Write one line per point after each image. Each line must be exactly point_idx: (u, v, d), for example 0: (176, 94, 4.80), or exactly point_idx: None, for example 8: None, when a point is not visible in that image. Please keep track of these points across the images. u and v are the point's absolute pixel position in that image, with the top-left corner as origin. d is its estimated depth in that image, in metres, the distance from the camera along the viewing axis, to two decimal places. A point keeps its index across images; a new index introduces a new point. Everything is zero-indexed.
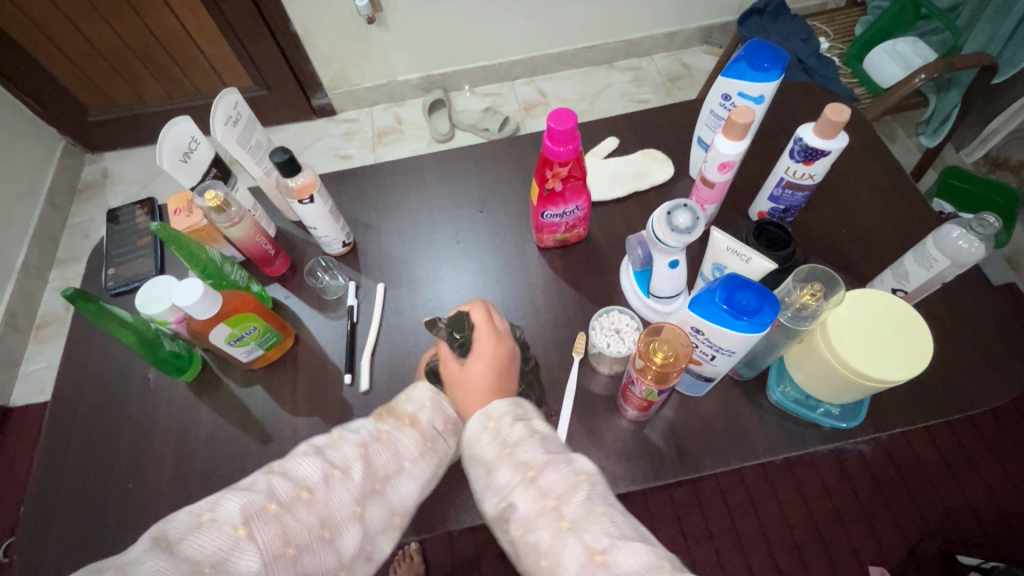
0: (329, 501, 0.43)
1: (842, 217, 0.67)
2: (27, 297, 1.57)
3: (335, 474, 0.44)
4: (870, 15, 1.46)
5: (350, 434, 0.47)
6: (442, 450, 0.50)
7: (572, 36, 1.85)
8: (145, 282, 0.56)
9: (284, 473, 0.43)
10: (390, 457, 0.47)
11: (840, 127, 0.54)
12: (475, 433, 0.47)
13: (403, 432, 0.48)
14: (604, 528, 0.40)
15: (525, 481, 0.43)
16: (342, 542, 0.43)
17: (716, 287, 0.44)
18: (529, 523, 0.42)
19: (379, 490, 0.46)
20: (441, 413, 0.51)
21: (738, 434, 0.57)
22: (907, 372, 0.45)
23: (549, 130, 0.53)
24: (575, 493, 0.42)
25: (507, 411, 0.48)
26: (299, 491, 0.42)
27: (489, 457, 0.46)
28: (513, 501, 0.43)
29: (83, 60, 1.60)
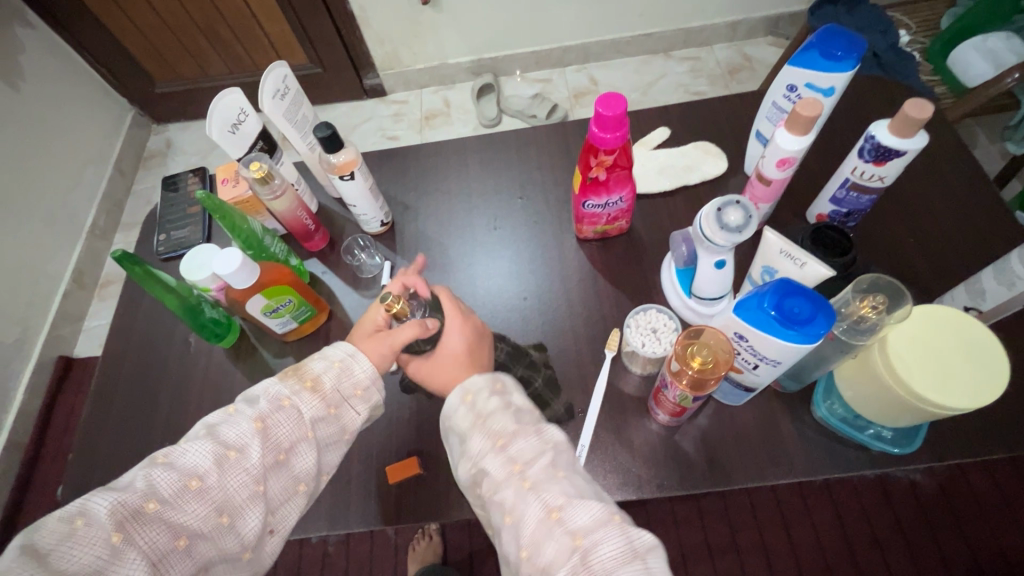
0: (224, 482, 0.40)
1: (911, 226, 0.61)
2: (94, 257, 1.68)
3: (229, 456, 0.41)
4: (959, 6, 1.34)
5: (246, 409, 0.43)
6: (346, 416, 0.47)
7: (628, 23, 1.79)
8: (190, 250, 0.57)
9: (170, 463, 0.40)
10: (293, 427, 0.44)
11: (920, 126, 0.49)
12: (454, 406, 0.47)
13: (304, 397, 0.45)
14: (561, 487, 0.41)
15: (495, 448, 0.44)
16: (243, 523, 0.41)
17: (766, 292, 0.41)
18: (496, 485, 0.43)
19: (282, 462, 0.43)
20: (350, 379, 0.47)
21: (776, 449, 0.54)
22: (974, 402, 0.40)
23: (597, 115, 0.50)
24: (540, 458, 0.43)
25: (484, 384, 0.47)
26: (188, 481, 0.39)
27: (456, 416, 0.47)
28: (479, 458, 0.44)
29: (154, 36, 1.67)
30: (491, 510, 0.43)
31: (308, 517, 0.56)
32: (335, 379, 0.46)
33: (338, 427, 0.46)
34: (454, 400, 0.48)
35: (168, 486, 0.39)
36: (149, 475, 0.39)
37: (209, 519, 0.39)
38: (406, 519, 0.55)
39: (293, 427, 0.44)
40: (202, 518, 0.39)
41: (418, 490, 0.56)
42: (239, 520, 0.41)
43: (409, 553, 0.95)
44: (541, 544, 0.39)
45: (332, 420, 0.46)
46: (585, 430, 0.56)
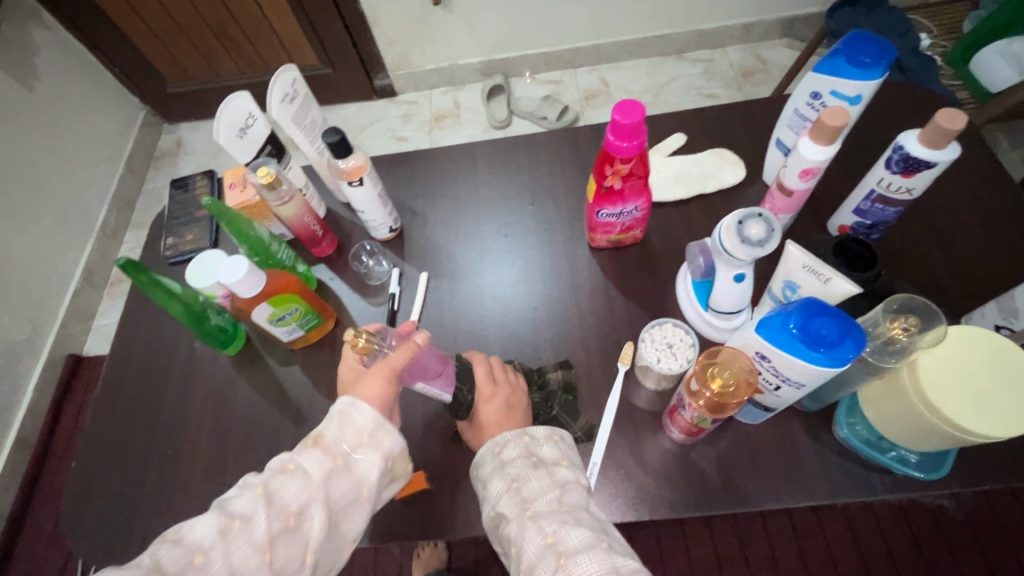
0: (227, 553, 0.36)
1: (938, 239, 0.59)
2: (104, 256, 1.68)
3: (233, 525, 0.37)
4: (983, 9, 1.31)
5: (253, 475, 0.40)
6: (360, 470, 0.42)
7: (640, 23, 1.77)
8: (195, 255, 0.56)
9: (175, 539, 0.37)
10: (300, 489, 0.40)
11: (952, 137, 0.47)
12: (487, 459, 0.46)
13: (311, 457, 0.41)
14: (559, 515, 0.40)
15: (509, 489, 0.43)
16: None
17: (792, 311, 0.39)
18: (506, 523, 0.42)
19: (291, 529, 0.38)
20: (354, 428, 0.42)
21: (797, 472, 0.52)
22: (1010, 430, 0.38)
23: (614, 123, 0.49)
24: (547, 494, 0.42)
25: (512, 436, 0.46)
26: (192, 556, 0.36)
27: (484, 463, 0.46)
28: (495, 496, 0.44)
29: (166, 36, 1.69)
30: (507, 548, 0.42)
31: None
32: (338, 430, 0.42)
33: (353, 482, 0.41)
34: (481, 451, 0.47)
35: (172, 561, 0.36)
36: (155, 550, 0.36)
37: None
38: (410, 535, 0.54)
39: (299, 488, 0.40)
40: None
41: (425, 507, 0.55)
42: None
43: (414, 560, 0.94)
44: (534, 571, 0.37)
45: (343, 473, 0.41)
46: (597, 447, 0.54)
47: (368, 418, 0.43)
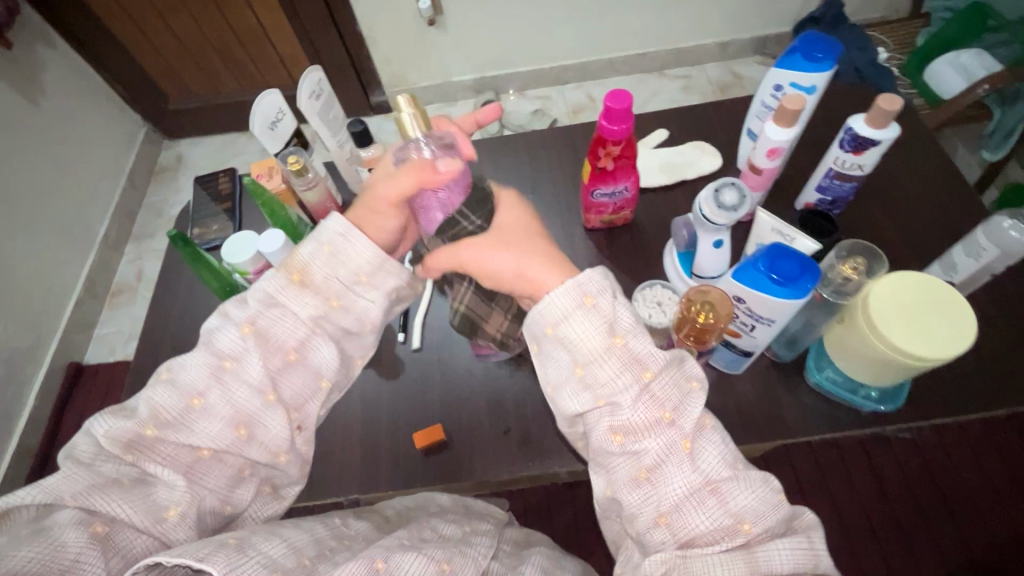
0: (228, 393, 0.44)
1: (892, 212, 0.67)
2: (106, 266, 1.72)
3: (227, 365, 0.45)
4: (933, 26, 1.44)
5: (238, 315, 0.46)
6: (355, 304, 0.49)
7: (622, 42, 1.90)
8: (233, 234, 0.63)
9: (172, 383, 0.44)
10: (288, 327, 0.47)
11: (891, 117, 0.55)
12: (572, 310, 0.42)
13: (298, 298, 0.47)
14: (712, 447, 0.39)
15: (642, 384, 0.40)
16: (263, 432, 0.44)
17: (759, 255, 0.46)
18: (639, 430, 0.40)
19: (292, 360, 0.47)
20: (342, 267, 0.48)
21: (773, 414, 0.59)
22: (946, 351, 0.46)
23: (606, 109, 0.57)
24: (687, 408, 0.40)
25: (610, 287, 0.42)
26: (191, 400, 0.43)
27: (563, 309, 0.42)
28: (597, 362, 0.41)
29: (171, 55, 1.78)
30: (593, 412, 0.41)
31: (340, 480, 0.60)
32: (329, 270, 0.48)
33: (355, 319, 0.49)
34: (550, 295, 0.42)
35: (172, 408, 0.43)
36: (151, 401, 0.43)
37: (227, 432, 0.43)
38: (429, 482, 0.59)
39: (292, 325, 0.47)
40: (219, 431, 0.43)
41: (444, 455, 0.61)
42: (256, 432, 0.44)
43: None
44: (665, 471, 0.38)
45: (341, 312, 0.49)
46: None
47: (364, 257, 0.49)
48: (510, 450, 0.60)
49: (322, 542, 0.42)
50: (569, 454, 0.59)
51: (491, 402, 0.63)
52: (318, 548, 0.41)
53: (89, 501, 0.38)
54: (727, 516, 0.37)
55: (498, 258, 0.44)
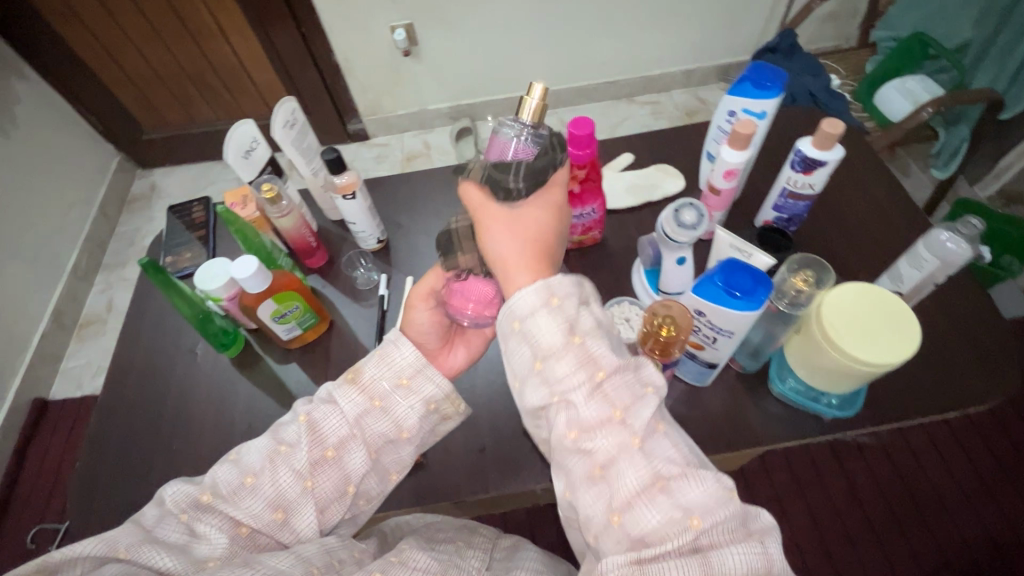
0: (275, 477, 0.45)
1: (844, 227, 0.71)
2: (74, 297, 1.68)
3: (280, 451, 0.46)
4: (879, 54, 1.54)
5: (299, 406, 0.48)
6: (396, 410, 0.48)
7: (593, 71, 1.99)
8: (206, 262, 0.64)
9: (234, 461, 0.46)
10: (335, 422, 0.47)
11: (835, 139, 0.60)
12: (534, 308, 0.40)
13: (346, 395, 0.48)
14: (664, 449, 0.38)
15: (593, 383, 0.39)
16: (297, 522, 0.45)
17: (715, 270, 0.49)
18: (591, 429, 0.38)
19: (332, 457, 0.46)
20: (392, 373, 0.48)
21: (740, 423, 0.61)
22: (863, 354, 0.49)
23: (571, 135, 0.60)
24: (643, 404, 0.39)
25: (574, 290, 0.41)
26: (244, 478, 0.45)
27: (527, 304, 0.41)
28: (549, 360, 0.39)
29: (145, 85, 1.79)
30: (551, 412, 0.40)
31: None
32: (378, 370, 0.49)
33: (391, 425, 0.48)
34: (519, 291, 0.41)
35: (227, 483, 0.44)
36: (215, 473, 0.45)
37: (267, 514, 0.44)
38: (407, 503, 0.60)
39: (337, 423, 0.47)
40: (260, 512, 0.44)
41: (422, 476, 0.61)
42: (292, 517, 0.45)
43: None
44: (617, 471, 0.37)
45: (380, 414, 0.48)
46: None
47: (409, 362, 0.49)
48: (487, 469, 0.61)
49: (333, 555, 0.44)
50: (543, 469, 0.60)
51: (468, 421, 0.64)
52: (327, 560, 0.43)
53: (138, 553, 0.40)
54: (679, 512, 0.35)
55: (493, 243, 0.45)
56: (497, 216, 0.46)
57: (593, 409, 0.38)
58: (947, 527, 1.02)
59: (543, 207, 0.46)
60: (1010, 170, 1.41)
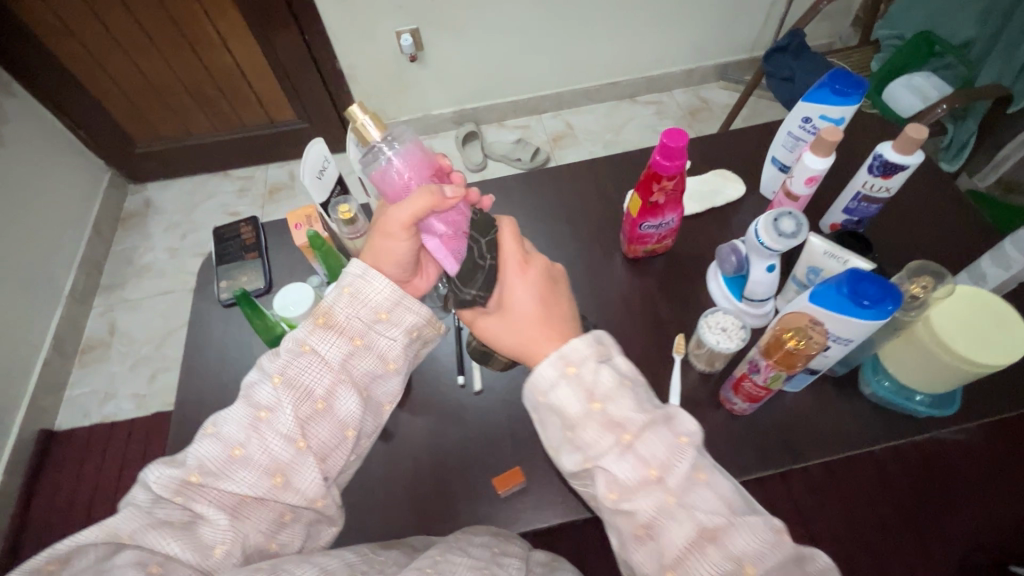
0: (263, 443, 0.46)
1: (909, 228, 0.73)
2: (74, 323, 1.60)
3: (262, 415, 0.47)
4: (884, 51, 1.58)
5: (272, 366, 0.49)
6: (380, 344, 0.52)
7: (595, 73, 1.99)
8: (286, 288, 0.64)
9: (216, 435, 0.47)
10: (316, 373, 0.49)
11: (918, 144, 0.61)
12: (554, 382, 0.44)
13: (321, 344, 0.50)
14: (702, 497, 0.40)
15: (622, 446, 0.41)
16: (298, 482, 0.46)
17: (841, 279, 0.49)
18: (629, 491, 0.41)
19: (322, 408, 0.49)
20: (363, 306, 0.50)
21: (839, 426, 0.62)
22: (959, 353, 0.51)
23: (662, 146, 0.60)
24: (679, 462, 0.40)
25: (589, 354, 0.44)
26: (232, 451, 0.46)
27: (547, 378, 0.44)
28: (581, 428, 0.43)
29: (138, 97, 1.71)
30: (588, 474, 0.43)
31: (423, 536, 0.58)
32: (351, 311, 0.51)
33: (377, 359, 0.52)
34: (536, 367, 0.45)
35: (214, 460, 0.46)
36: (197, 452, 0.46)
37: (265, 480, 0.46)
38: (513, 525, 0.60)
39: (318, 374, 0.49)
40: (257, 480, 0.45)
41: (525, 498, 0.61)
42: (292, 479, 0.46)
43: None
44: (662, 529, 0.39)
45: (364, 351, 0.51)
46: None
47: (384, 295, 0.51)
48: None
49: None
50: None
51: None
52: None
53: (144, 538, 0.41)
54: (730, 563, 0.37)
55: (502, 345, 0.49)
56: (491, 323, 0.49)
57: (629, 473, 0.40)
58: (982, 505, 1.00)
59: (522, 288, 0.48)
60: (1008, 160, 1.44)
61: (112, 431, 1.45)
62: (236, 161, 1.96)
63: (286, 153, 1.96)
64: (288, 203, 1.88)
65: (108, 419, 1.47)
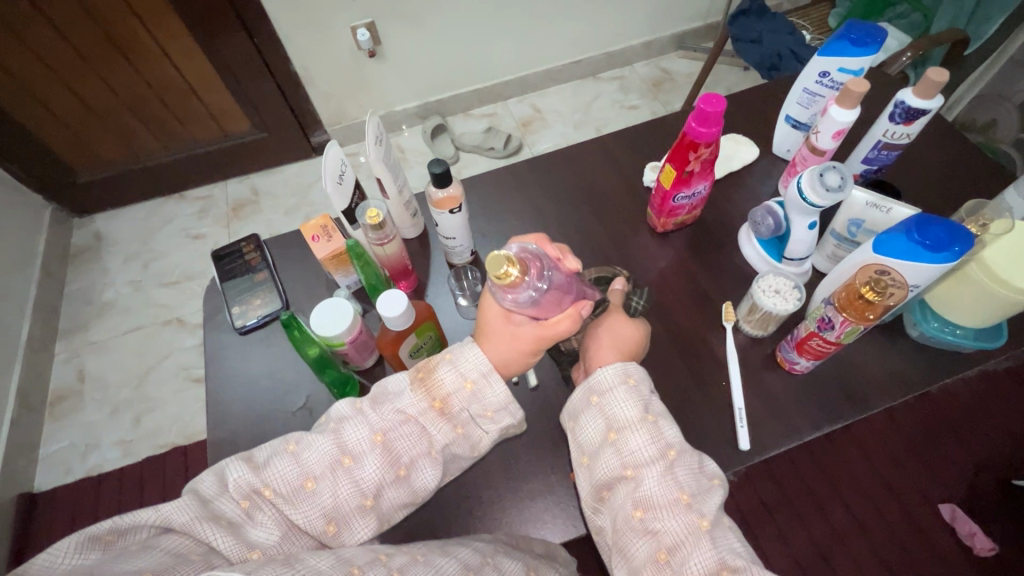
0: (334, 487, 0.46)
1: (920, 174, 0.76)
2: (37, 374, 1.45)
3: (344, 462, 0.46)
4: (839, 7, 1.62)
5: (374, 416, 0.48)
6: (475, 435, 0.52)
7: (558, 52, 1.96)
8: (322, 304, 0.58)
9: (297, 454, 0.46)
10: (412, 444, 0.49)
11: (939, 88, 0.61)
12: (617, 389, 0.52)
13: (427, 417, 0.50)
14: (724, 542, 0.44)
15: (665, 462, 0.48)
16: (345, 533, 0.47)
17: (910, 226, 0.50)
18: (658, 506, 0.46)
19: (401, 475, 0.48)
20: (479, 403, 0.51)
21: (897, 373, 0.63)
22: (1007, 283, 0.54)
23: (699, 111, 0.58)
24: (708, 496, 0.47)
25: (646, 381, 0.53)
26: (305, 481, 0.45)
27: (608, 382, 0.52)
28: (631, 435, 0.49)
29: (74, 121, 1.55)
30: (620, 483, 0.48)
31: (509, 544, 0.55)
32: (468, 403, 0.51)
33: (469, 447, 0.52)
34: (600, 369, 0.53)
35: (286, 484, 0.45)
36: (276, 466, 0.46)
37: (319, 522, 0.45)
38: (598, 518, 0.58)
39: (412, 445, 0.49)
40: (314, 518, 0.45)
41: None
42: (342, 529, 0.46)
43: None
44: (684, 550, 0.43)
45: (462, 440, 0.51)
46: (737, 394, 0.61)
47: (497, 396, 0.51)
48: None
49: None
50: (731, 456, 0.58)
51: None
52: None
53: (197, 529, 0.41)
54: None
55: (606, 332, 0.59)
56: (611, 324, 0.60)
57: (663, 486, 0.46)
58: (974, 430, 1.06)
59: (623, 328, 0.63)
60: (960, 102, 1.49)
61: (100, 484, 1.33)
62: (191, 181, 1.82)
63: (244, 167, 1.84)
64: (254, 219, 1.77)
65: (94, 472, 1.35)
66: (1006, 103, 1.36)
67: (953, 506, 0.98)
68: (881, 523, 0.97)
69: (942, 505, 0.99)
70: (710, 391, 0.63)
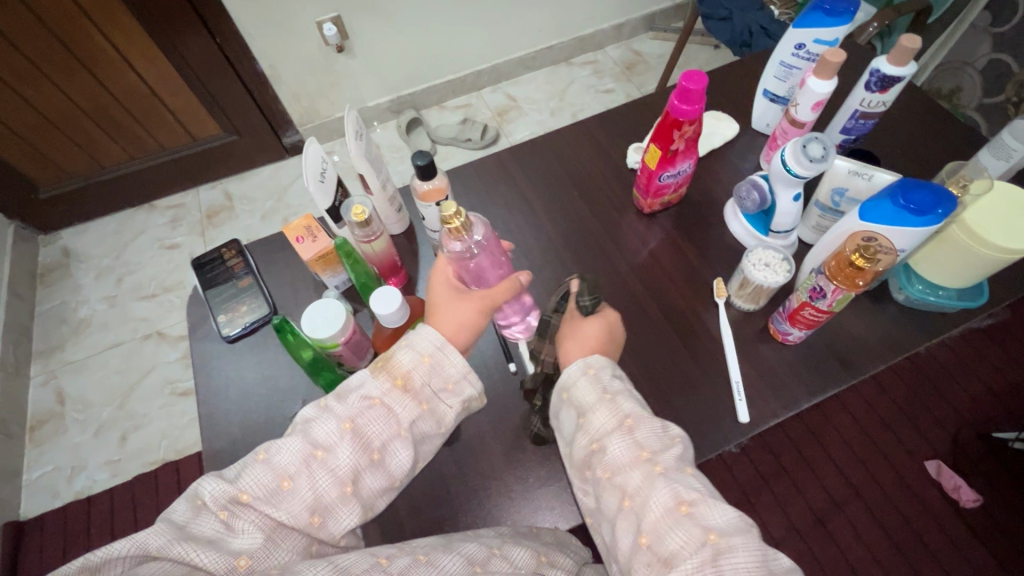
0: (312, 481, 0.44)
1: (896, 141, 0.77)
2: (13, 399, 1.40)
3: (316, 455, 0.45)
4: None
5: (338, 406, 0.47)
6: (439, 410, 0.50)
7: (528, 39, 1.94)
8: (314, 306, 0.57)
9: (269, 460, 0.44)
10: (383, 426, 0.47)
11: (912, 54, 0.62)
12: (577, 377, 0.52)
13: (392, 396, 0.48)
14: (686, 480, 0.44)
15: (623, 429, 0.47)
16: (332, 525, 0.44)
17: (893, 192, 0.51)
18: (619, 467, 0.46)
19: (375, 460, 0.46)
20: (440, 375, 0.50)
21: (887, 337, 0.64)
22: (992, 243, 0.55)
23: (682, 88, 0.58)
24: (669, 450, 0.46)
25: (607, 364, 0.52)
26: (281, 481, 0.43)
27: (570, 376, 0.52)
28: (592, 416, 0.49)
29: (33, 134, 1.48)
30: (591, 459, 0.48)
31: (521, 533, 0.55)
32: (427, 376, 0.49)
33: (435, 424, 0.50)
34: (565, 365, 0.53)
35: (263, 487, 0.43)
36: (252, 473, 0.43)
37: (304, 517, 0.43)
38: None
39: (385, 427, 0.47)
40: (299, 514, 0.43)
41: None
42: (328, 520, 0.44)
43: None
44: (646, 498, 0.44)
45: (428, 416, 0.49)
46: (734, 368, 0.62)
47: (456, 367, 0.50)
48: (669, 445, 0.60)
49: None
50: (732, 430, 0.59)
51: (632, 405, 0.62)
52: None
53: (176, 553, 0.38)
54: (699, 531, 0.41)
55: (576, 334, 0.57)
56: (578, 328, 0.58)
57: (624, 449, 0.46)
58: (954, 387, 1.09)
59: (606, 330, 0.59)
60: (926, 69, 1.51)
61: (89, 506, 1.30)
62: (161, 190, 1.77)
63: (216, 172, 1.79)
64: (230, 225, 1.73)
65: (82, 495, 1.31)
66: (970, 68, 1.39)
67: (938, 462, 1.00)
68: (875, 487, 1.00)
69: (929, 462, 1.01)
70: (707, 367, 0.63)
